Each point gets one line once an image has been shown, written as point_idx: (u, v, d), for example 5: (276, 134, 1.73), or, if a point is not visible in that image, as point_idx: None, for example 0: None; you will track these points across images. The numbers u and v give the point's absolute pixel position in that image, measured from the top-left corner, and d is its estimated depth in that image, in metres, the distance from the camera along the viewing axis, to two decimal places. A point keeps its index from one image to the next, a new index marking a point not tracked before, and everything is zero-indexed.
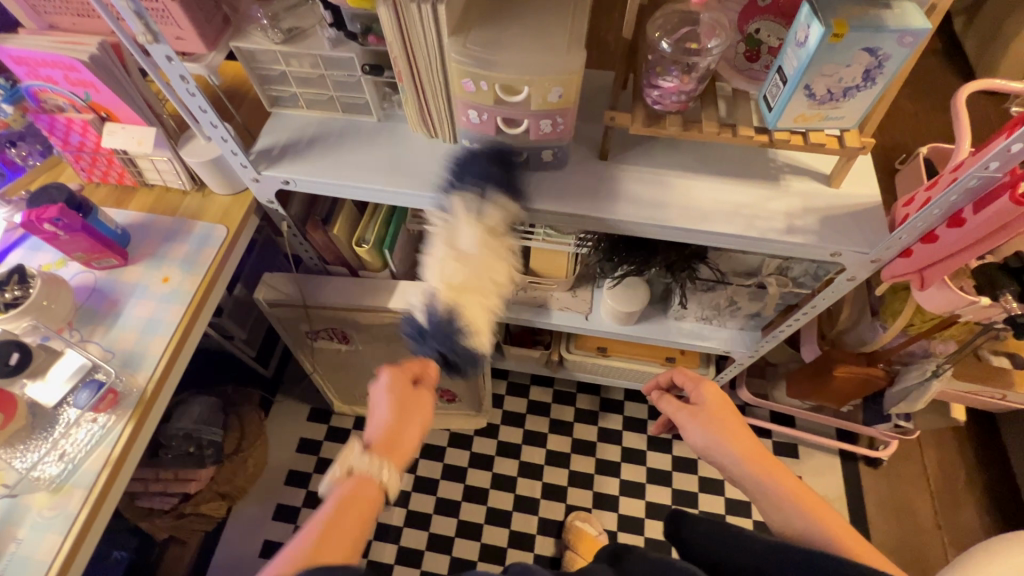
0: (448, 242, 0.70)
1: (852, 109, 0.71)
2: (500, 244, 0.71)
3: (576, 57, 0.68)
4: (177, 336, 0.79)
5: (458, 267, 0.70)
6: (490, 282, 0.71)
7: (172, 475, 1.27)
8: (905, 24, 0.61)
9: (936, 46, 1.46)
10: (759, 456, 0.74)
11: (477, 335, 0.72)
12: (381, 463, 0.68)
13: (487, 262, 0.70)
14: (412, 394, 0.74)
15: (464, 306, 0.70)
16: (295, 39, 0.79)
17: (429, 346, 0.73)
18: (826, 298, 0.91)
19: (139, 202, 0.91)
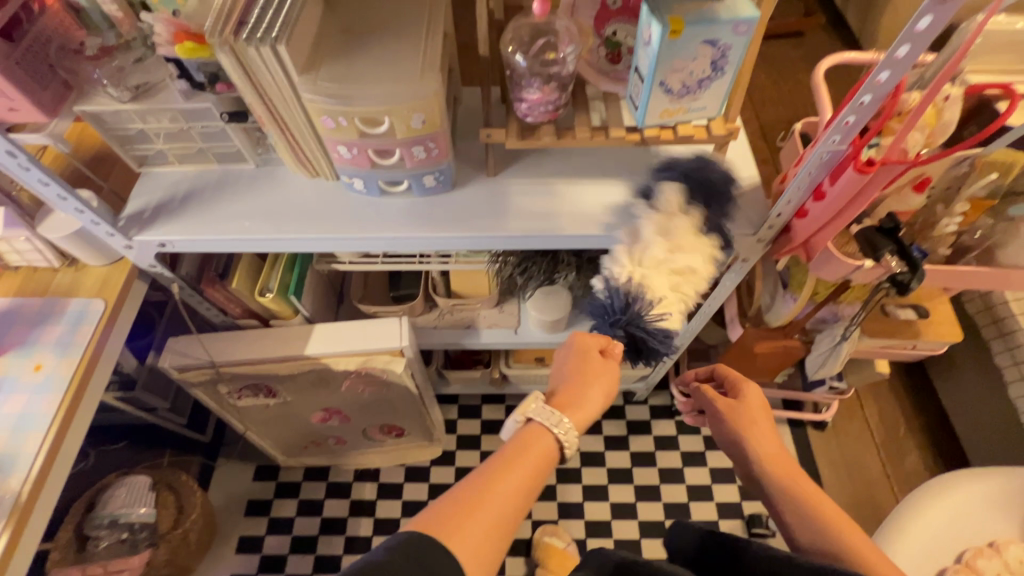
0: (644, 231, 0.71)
1: (711, 98, 0.73)
2: (697, 244, 0.71)
3: (430, 81, 0.67)
4: (54, 427, 0.73)
5: (677, 255, 0.69)
6: (688, 272, 0.71)
7: (101, 568, 1.16)
8: (736, 13, 0.63)
9: (820, 21, 1.53)
10: (774, 457, 0.76)
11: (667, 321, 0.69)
12: (560, 418, 0.67)
13: (687, 250, 0.70)
14: (596, 361, 0.75)
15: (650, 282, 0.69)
16: (144, 95, 0.75)
17: (614, 325, 0.70)
18: (733, 278, 0.95)
19: (4, 286, 0.84)
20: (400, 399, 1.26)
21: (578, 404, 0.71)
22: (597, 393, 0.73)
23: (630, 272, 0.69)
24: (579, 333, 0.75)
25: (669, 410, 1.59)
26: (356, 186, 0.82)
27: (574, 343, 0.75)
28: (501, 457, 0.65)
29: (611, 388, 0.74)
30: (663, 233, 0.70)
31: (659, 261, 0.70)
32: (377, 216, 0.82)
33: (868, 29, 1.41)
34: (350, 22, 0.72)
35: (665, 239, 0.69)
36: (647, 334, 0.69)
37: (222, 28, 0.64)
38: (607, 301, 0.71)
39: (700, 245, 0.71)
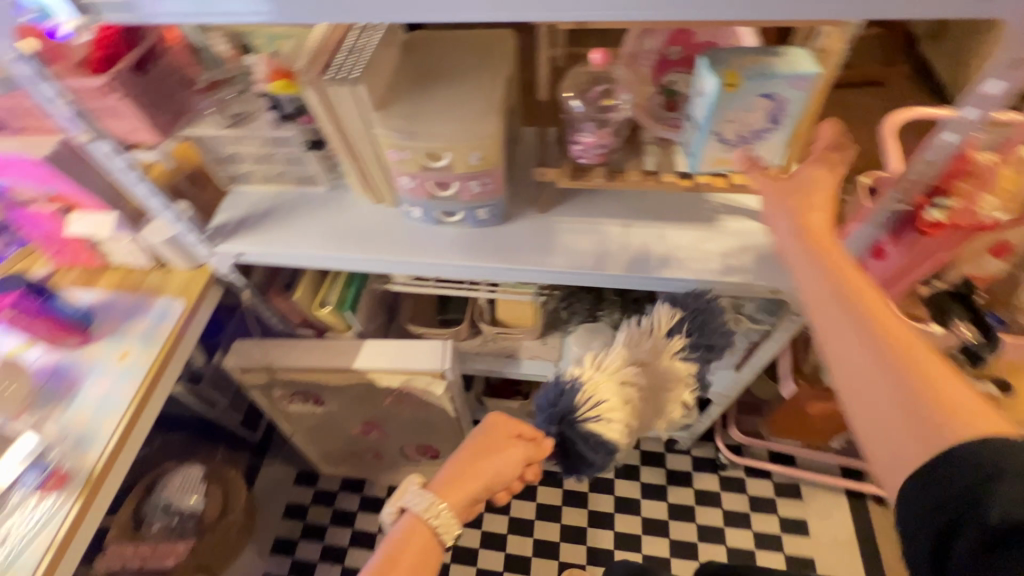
0: (624, 345, 0.79)
1: (768, 149, 0.73)
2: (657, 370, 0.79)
3: (490, 122, 0.72)
4: (129, 411, 0.81)
5: (635, 370, 0.78)
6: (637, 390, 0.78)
7: (150, 549, 1.24)
8: (797, 69, 0.64)
9: (903, 70, 1.47)
10: (828, 252, 0.54)
11: (603, 425, 0.75)
12: (435, 505, 0.65)
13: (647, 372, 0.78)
14: (512, 447, 0.71)
15: (600, 388, 0.76)
16: (240, 123, 0.86)
17: (547, 417, 0.77)
18: (783, 332, 0.91)
19: (107, 281, 0.96)
20: (437, 422, 1.28)
21: (462, 486, 0.68)
22: (494, 472, 0.70)
23: (584, 373, 0.77)
24: (490, 416, 0.74)
25: (713, 464, 1.52)
26: (415, 215, 0.87)
27: (484, 423, 0.73)
28: (387, 549, 0.64)
29: (511, 471, 0.71)
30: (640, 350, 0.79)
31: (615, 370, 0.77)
32: (431, 243, 0.86)
33: (955, 82, 1.34)
34: (422, 66, 0.79)
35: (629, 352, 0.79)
36: (579, 438, 0.75)
37: (311, 69, 0.72)
38: (555, 392, 0.77)
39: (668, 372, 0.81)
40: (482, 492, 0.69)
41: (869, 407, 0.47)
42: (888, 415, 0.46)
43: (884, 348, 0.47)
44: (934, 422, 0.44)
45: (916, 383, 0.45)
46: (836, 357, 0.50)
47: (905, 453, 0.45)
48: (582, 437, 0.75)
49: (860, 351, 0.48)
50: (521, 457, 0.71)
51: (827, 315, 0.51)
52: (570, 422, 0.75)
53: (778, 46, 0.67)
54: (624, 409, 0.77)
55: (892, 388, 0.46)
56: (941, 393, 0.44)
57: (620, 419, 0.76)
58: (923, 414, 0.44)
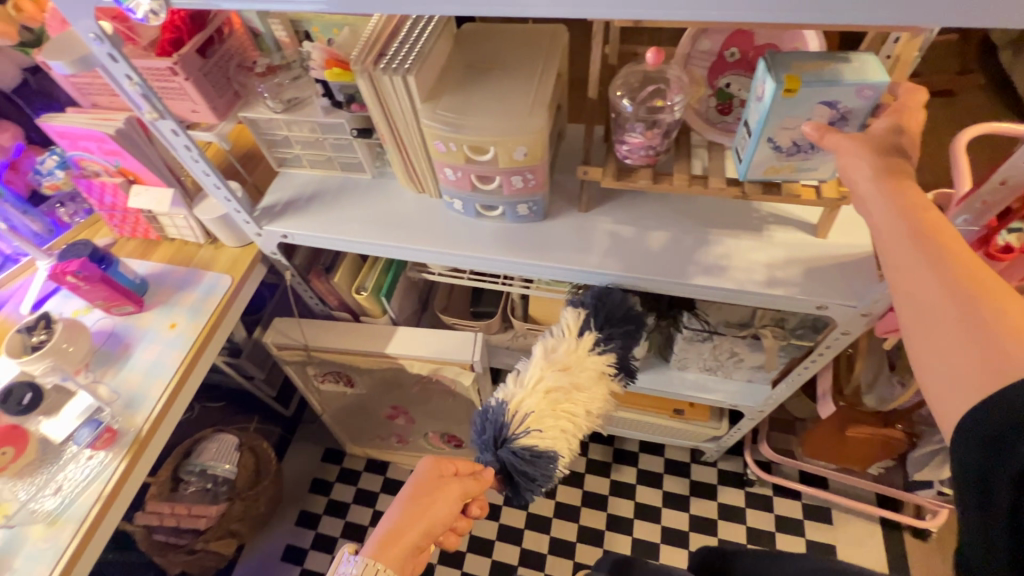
0: (544, 353, 0.78)
1: (825, 162, 0.69)
2: (583, 363, 0.79)
3: (537, 118, 0.72)
4: (176, 378, 0.85)
5: (558, 376, 0.77)
6: (570, 390, 0.77)
7: (186, 510, 1.31)
8: (866, 78, 0.60)
9: (980, 81, 1.37)
10: (909, 189, 0.49)
11: (541, 437, 0.74)
12: (375, 567, 0.59)
13: (575, 368, 0.78)
14: (451, 482, 0.67)
15: (529, 407, 0.75)
16: (294, 108, 0.87)
17: (485, 445, 0.76)
18: (830, 347, 0.87)
19: (161, 253, 1.01)
20: (463, 413, 1.30)
21: (402, 541, 0.62)
22: (438, 517, 0.65)
23: (508, 394, 0.77)
24: (427, 459, 0.69)
25: (739, 479, 1.50)
26: (455, 207, 0.88)
27: (421, 466, 0.69)
28: None
29: (454, 513, 0.66)
30: (556, 354, 0.78)
31: (540, 381, 0.76)
32: (470, 236, 0.87)
33: None
34: (472, 58, 0.79)
35: (551, 358, 0.78)
36: (514, 458, 0.73)
37: (364, 57, 0.73)
38: (484, 423, 0.76)
39: (594, 371, 0.79)
40: (425, 541, 0.64)
41: (935, 344, 0.42)
42: (958, 352, 0.41)
43: (964, 291, 0.41)
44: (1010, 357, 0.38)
45: (992, 320, 0.40)
46: (907, 301, 0.44)
47: (971, 396, 0.40)
48: (518, 455, 0.73)
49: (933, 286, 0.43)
50: (463, 494, 0.67)
51: (899, 252, 0.45)
52: (503, 443, 0.74)
53: (847, 52, 0.63)
54: (554, 417, 0.76)
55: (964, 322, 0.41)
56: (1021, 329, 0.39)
57: (552, 425, 0.75)
58: (1000, 355, 0.39)
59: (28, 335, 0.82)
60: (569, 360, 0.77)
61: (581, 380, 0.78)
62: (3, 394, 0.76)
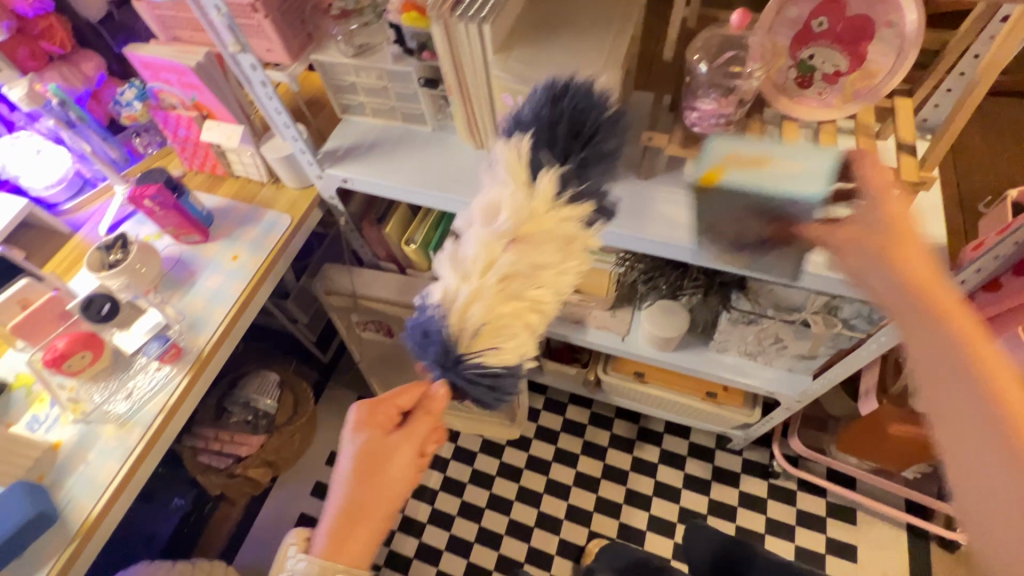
0: (484, 218, 0.53)
1: (779, 267, 0.69)
2: (548, 226, 0.52)
3: (609, 76, 0.71)
4: (235, 307, 0.90)
5: (516, 256, 0.52)
6: (535, 272, 0.53)
7: (228, 437, 1.40)
8: (796, 190, 0.57)
9: None
10: None
11: (501, 348, 0.55)
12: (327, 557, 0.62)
13: (536, 238, 0.52)
14: (388, 435, 0.67)
15: (471, 302, 0.53)
16: (364, 54, 0.88)
17: (428, 357, 0.57)
18: (885, 342, 0.84)
19: (227, 190, 1.05)
20: None
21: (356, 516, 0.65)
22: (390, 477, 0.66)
23: (447, 290, 0.54)
24: (359, 415, 0.68)
25: (764, 470, 1.49)
26: None
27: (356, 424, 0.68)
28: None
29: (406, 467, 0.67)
30: (499, 212, 0.52)
31: (487, 267, 0.52)
32: None
33: None
34: (546, 13, 0.78)
35: (498, 225, 0.52)
36: (467, 383, 0.56)
37: (442, 3, 0.73)
38: (419, 332, 0.57)
39: (561, 233, 0.53)
40: (385, 507, 0.66)
41: None
42: None
43: None
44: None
45: None
46: None
47: None
48: (474, 379, 0.56)
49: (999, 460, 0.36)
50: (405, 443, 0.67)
51: None
52: (451, 365, 0.55)
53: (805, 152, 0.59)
54: (511, 314, 0.54)
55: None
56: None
57: (512, 329, 0.54)
58: None
59: (106, 253, 0.88)
60: (522, 227, 0.52)
61: (545, 252, 0.52)
62: (85, 301, 0.82)
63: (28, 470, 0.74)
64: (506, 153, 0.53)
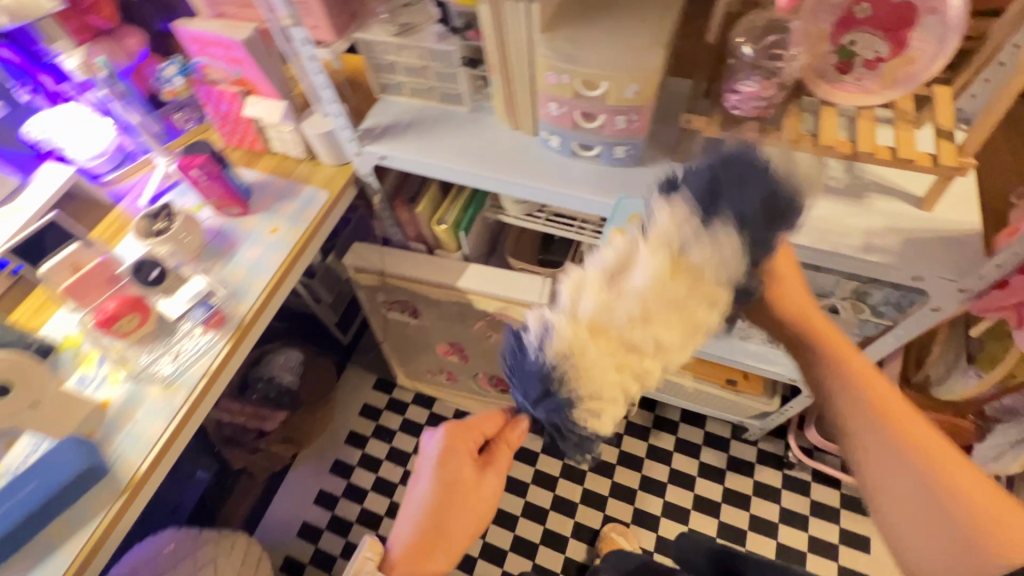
0: (612, 281, 0.51)
1: None
2: (687, 307, 0.50)
3: (655, 56, 0.72)
4: (275, 277, 0.92)
5: (642, 330, 0.51)
6: (646, 351, 0.52)
7: (252, 411, 1.43)
8: None
9: None
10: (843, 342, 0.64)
11: (597, 418, 0.56)
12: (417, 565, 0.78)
13: (667, 322, 0.51)
14: (461, 466, 0.78)
15: (590, 367, 0.52)
16: (407, 33, 0.90)
17: (533, 406, 0.58)
18: (912, 328, 0.86)
19: (264, 165, 1.07)
20: None
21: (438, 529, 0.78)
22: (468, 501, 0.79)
23: (565, 351, 0.53)
24: (444, 445, 0.78)
25: (779, 461, 1.51)
26: (551, 143, 0.89)
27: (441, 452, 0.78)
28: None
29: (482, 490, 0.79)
30: (639, 282, 0.49)
31: (613, 332, 0.51)
32: (562, 174, 0.89)
33: None
34: None
35: (641, 298, 0.49)
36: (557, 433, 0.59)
37: None
38: (529, 375, 0.56)
39: (691, 315, 0.51)
40: (464, 519, 0.79)
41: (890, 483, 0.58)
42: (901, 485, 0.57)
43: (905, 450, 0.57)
44: (966, 538, 0.52)
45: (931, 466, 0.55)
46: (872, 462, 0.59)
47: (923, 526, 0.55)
48: (563, 432, 0.58)
49: (908, 480, 0.56)
50: (475, 474, 0.79)
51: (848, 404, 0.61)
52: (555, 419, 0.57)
53: None
54: (615, 383, 0.54)
55: (936, 512, 0.54)
56: (998, 526, 0.52)
57: (614, 400, 0.55)
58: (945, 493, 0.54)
59: (151, 221, 0.90)
60: (659, 305, 0.50)
61: (670, 332, 0.52)
62: (135, 265, 0.85)
63: (79, 426, 0.77)
64: (671, 218, 0.49)
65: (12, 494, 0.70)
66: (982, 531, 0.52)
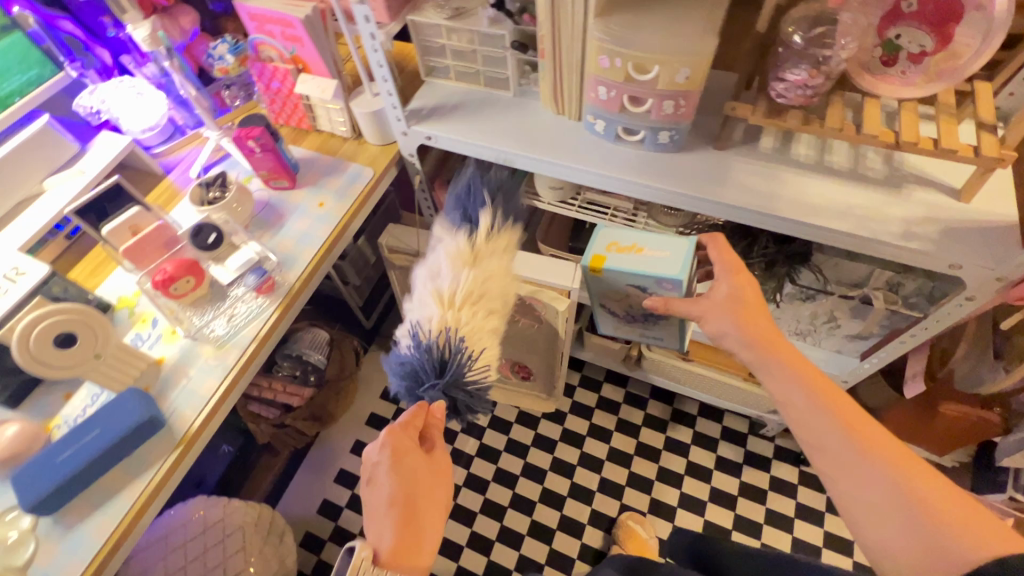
0: (446, 267, 0.75)
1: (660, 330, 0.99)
2: (486, 261, 0.75)
3: (707, 42, 0.75)
4: (322, 248, 0.95)
5: (476, 286, 0.74)
6: (492, 302, 0.74)
7: (280, 387, 1.46)
8: (663, 272, 0.78)
9: None
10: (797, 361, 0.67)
11: (481, 359, 0.72)
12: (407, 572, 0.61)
13: (492, 279, 0.75)
14: (415, 458, 0.68)
15: (460, 321, 0.71)
16: (460, 16, 0.93)
17: (423, 377, 0.70)
18: (941, 320, 0.88)
19: (310, 143, 1.10)
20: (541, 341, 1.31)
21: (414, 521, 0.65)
22: (429, 485, 0.68)
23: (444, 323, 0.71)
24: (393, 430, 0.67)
25: (795, 457, 1.53)
26: (596, 128, 0.92)
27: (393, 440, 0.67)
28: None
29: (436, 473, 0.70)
30: (450, 260, 0.75)
31: (463, 295, 0.73)
32: (605, 157, 0.91)
33: None
34: None
35: (457, 259, 0.74)
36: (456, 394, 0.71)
37: None
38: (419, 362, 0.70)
39: (498, 271, 0.75)
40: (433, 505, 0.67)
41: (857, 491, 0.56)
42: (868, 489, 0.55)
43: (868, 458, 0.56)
44: (934, 538, 0.50)
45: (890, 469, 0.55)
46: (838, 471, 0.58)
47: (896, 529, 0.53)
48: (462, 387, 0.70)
49: (874, 485, 0.55)
50: (432, 464, 0.70)
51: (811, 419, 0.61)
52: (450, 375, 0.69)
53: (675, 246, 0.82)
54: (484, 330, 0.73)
55: (902, 514, 0.52)
56: (956, 519, 0.50)
57: (487, 344, 0.73)
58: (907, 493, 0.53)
59: (207, 189, 0.94)
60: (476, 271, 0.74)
61: (501, 289, 0.75)
62: (195, 229, 0.88)
63: (136, 379, 0.81)
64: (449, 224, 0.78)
65: (76, 439, 0.73)
66: (948, 530, 0.50)
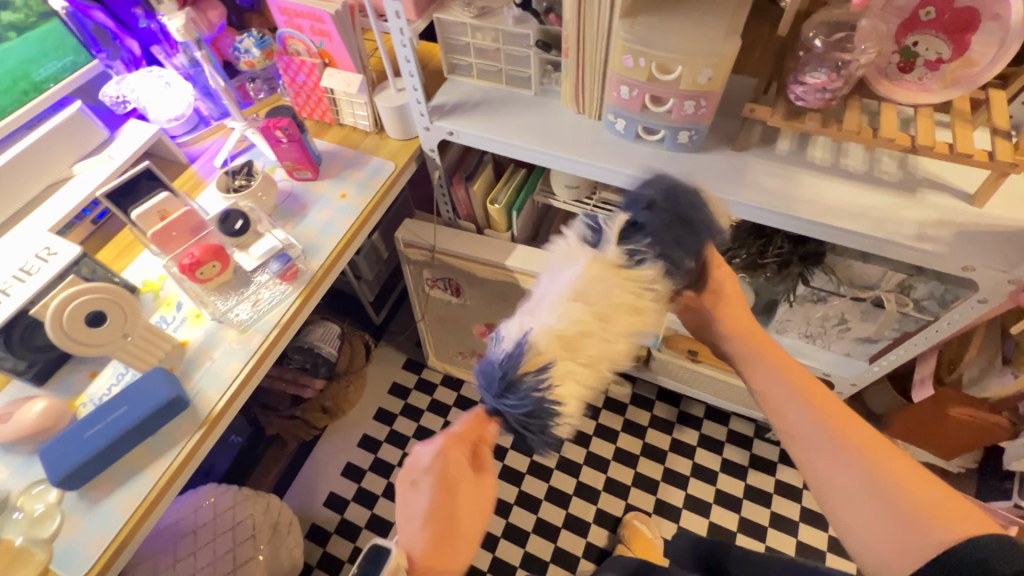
0: (568, 297, 0.60)
1: None
2: (635, 317, 0.62)
3: (730, 44, 0.76)
4: (344, 238, 0.97)
5: (601, 333, 0.60)
6: (598, 362, 0.62)
7: (291, 378, 1.47)
8: None
9: None
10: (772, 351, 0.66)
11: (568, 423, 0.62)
12: None
13: (620, 331, 0.61)
14: (465, 473, 0.61)
15: (564, 373, 0.59)
16: (485, 15, 0.95)
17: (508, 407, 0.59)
18: (951, 322, 0.89)
19: (333, 136, 1.12)
20: None
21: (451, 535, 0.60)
22: (475, 501, 0.62)
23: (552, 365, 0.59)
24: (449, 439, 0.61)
25: None
26: (616, 127, 0.94)
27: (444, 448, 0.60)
28: None
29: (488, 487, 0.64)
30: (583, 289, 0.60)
31: (582, 341, 0.59)
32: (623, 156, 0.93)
33: None
34: None
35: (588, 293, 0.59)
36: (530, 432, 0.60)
37: None
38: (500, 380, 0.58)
39: (633, 326, 0.62)
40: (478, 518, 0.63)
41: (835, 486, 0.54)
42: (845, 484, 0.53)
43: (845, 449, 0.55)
44: (915, 532, 0.49)
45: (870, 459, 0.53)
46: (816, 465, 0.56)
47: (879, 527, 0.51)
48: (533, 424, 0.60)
49: (850, 476, 0.53)
50: (479, 479, 0.63)
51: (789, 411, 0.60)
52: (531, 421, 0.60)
53: None
54: (580, 390, 0.61)
55: (877, 505, 0.51)
56: (937, 508, 0.49)
57: (577, 410, 0.62)
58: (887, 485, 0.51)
59: (233, 178, 0.96)
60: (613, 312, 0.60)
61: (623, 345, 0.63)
62: (223, 215, 0.89)
63: (161, 360, 0.82)
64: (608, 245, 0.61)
65: (103, 417, 0.74)
66: (926, 520, 0.48)
